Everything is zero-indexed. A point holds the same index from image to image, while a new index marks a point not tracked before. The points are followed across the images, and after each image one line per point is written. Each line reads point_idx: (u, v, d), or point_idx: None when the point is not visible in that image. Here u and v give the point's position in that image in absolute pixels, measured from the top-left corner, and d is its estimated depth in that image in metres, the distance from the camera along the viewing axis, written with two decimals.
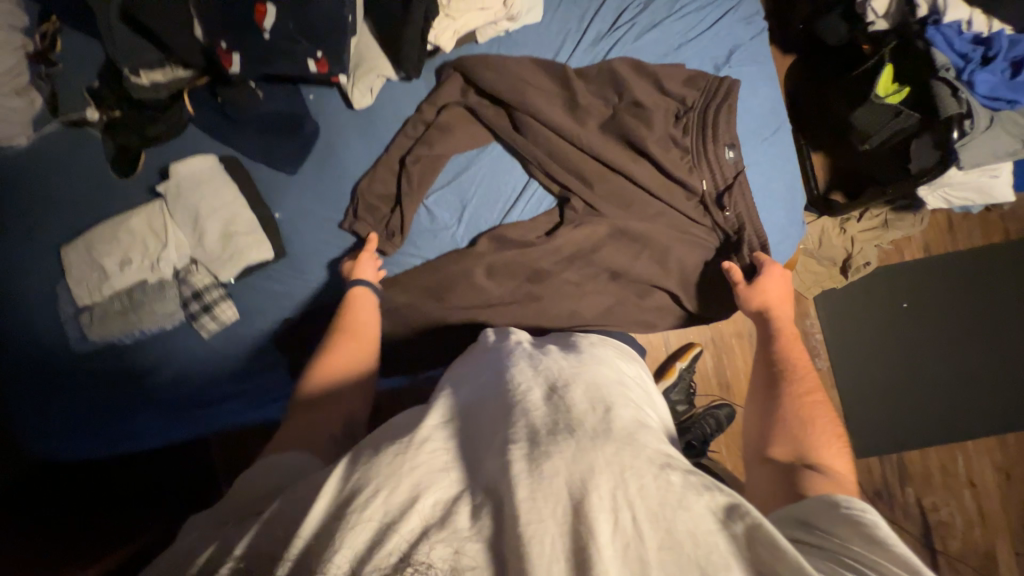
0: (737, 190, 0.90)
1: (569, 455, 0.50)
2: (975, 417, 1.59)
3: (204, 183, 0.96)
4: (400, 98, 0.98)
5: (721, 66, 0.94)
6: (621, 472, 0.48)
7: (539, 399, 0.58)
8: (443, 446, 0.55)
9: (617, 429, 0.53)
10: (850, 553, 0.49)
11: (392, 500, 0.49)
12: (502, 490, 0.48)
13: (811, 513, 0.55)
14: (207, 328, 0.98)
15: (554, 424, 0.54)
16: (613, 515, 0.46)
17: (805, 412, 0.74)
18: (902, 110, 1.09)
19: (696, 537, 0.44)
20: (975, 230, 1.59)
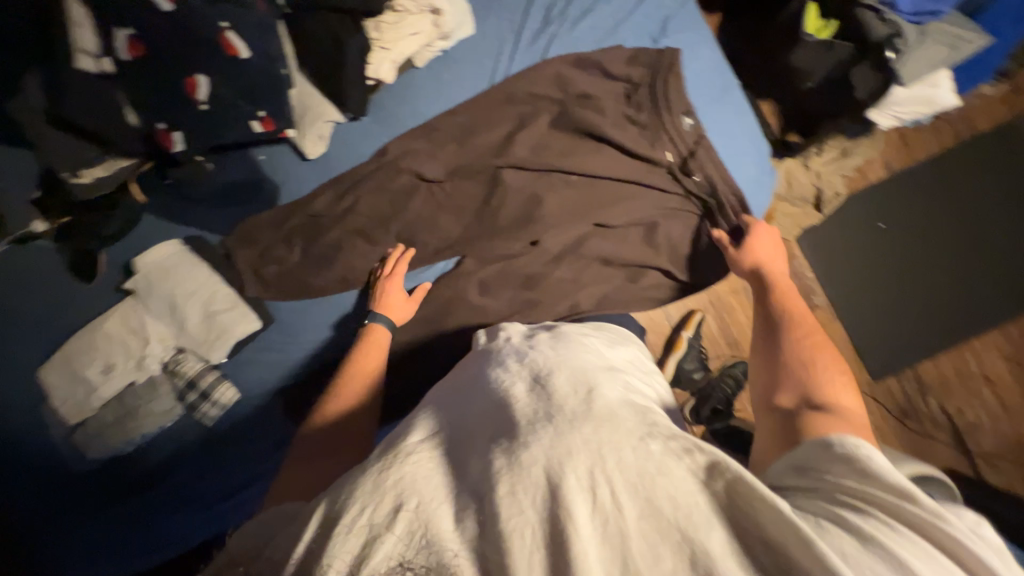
0: (703, 153, 0.91)
1: (547, 443, 0.50)
2: (975, 315, 1.62)
3: (173, 268, 0.93)
4: (353, 138, 0.96)
5: (658, 38, 0.95)
6: (599, 449, 0.49)
7: (521, 394, 0.58)
8: (430, 452, 0.55)
9: (596, 409, 0.54)
10: (845, 490, 0.49)
11: (378, 514, 0.49)
12: (485, 487, 0.49)
13: (806, 458, 0.56)
14: (209, 415, 0.95)
15: (534, 413, 0.54)
16: (591, 492, 0.47)
17: (808, 356, 0.74)
18: (835, 43, 1.12)
19: (675, 502, 0.45)
20: (928, 139, 1.64)
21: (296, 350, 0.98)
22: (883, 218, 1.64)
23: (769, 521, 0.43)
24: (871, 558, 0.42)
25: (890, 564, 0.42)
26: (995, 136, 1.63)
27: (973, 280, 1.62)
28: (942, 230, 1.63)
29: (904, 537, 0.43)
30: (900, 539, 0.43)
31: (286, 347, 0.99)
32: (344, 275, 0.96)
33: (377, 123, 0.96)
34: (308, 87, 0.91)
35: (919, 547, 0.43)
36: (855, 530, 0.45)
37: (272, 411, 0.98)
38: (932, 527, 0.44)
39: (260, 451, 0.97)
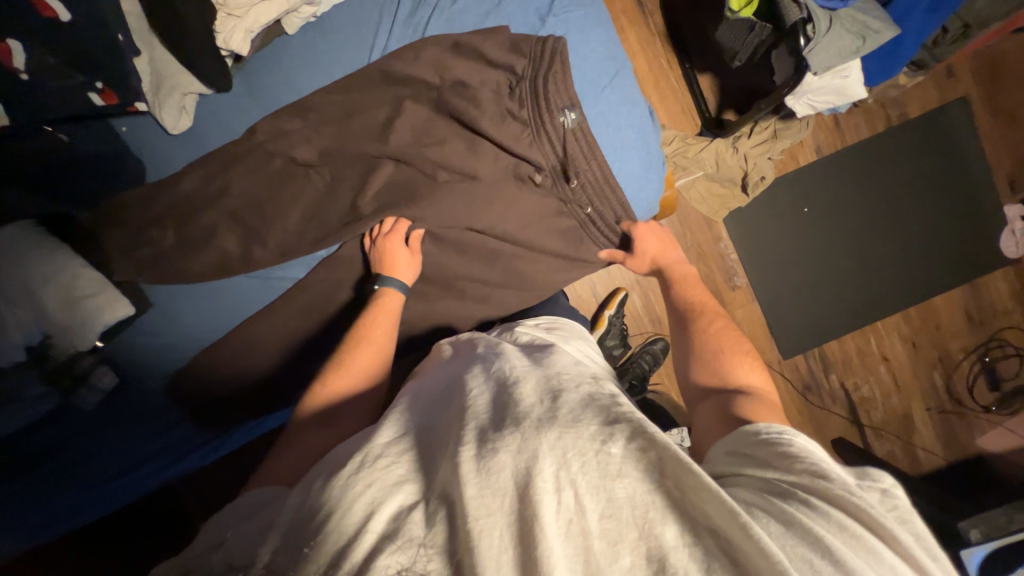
0: (579, 154, 0.87)
1: (516, 447, 0.48)
2: (881, 298, 1.70)
3: (23, 250, 0.85)
4: (221, 113, 0.89)
5: (546, 16, 0.87)
6: (565, 453, 0.47)
7: (489, 398, 0.57)
8: (398, 460, 0.53)
9: (563, 412, 0.53)
10: (772, 476, 0.50)
11: (344, 520, 0.47)
12: (451, 491, 0.47)
13: (738, 442, 0.57)
14: (86, 401, 0.94)
15: (505, 418, 0.53)
16: (557, 496, 0.45)
17: (718, 340, 0.80)
18: (755, 24, 1.08)
19: (636, 501, 0.44)
20: (860, 123, 1.63)
21: (180, 334, 0.98)
22: (808, 202, 1.66)
23: (711, 505, 0.42)
24: (795, 540, 0.41)
25: (809, 541, 0.41)
26: (920, 122, 1.64)
27: (884, 264, 1.70)
28: (859, 217, 1.68)
29: (827, 519, 0.43)
30: (816, 516, 0.43)
31: (169, 331, 0.98)
32: (221, 261, 0.93)
33: (247, 97, 0.89)
34: (162, 52, 0.83)
35: (837, 526, 0.42)
36: (774, 511, 0.44)
37: (159, 391, 0.99)
38: (844, 503, 0.44)
39: (152, 432, 1.00)
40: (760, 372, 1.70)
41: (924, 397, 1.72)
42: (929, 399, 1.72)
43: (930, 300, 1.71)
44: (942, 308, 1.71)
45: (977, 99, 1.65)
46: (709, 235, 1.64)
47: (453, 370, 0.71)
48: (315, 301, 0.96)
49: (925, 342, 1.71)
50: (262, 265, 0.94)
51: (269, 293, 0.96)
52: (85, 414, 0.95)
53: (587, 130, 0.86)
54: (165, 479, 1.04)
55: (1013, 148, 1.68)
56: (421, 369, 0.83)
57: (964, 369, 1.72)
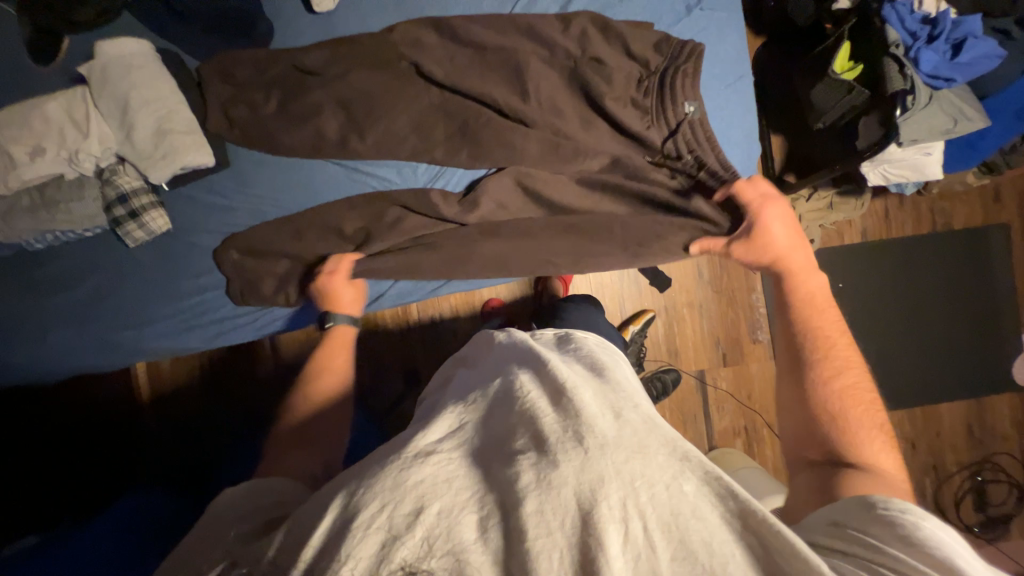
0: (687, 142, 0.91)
1: (578, 464, 0.41)
2: (890, 391, 1.73)
3: (132, 69, 0.85)
4: (366, 8, 0.92)
5: (691, 8, 0.92)
6: (634, 480, 0.40)
7: (549, 400, 0.48)
8: (449, 453, 0.46)
9: (632, 429, 0.44)
10: (901, 564, 0.42)
11: (398, 511, 0.41)
12: (512, 501, 0.41)
13: (844, 512, 0.49)
14: (133, 237, 0.91)
15: (563, 427, 0.44)
16: (624, 526, 0.38)
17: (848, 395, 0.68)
18: (855, 85, 1.14)
19: (710, 546, 0.38)
20: (907, 221, 1.72)
21: (245, 202, 0.95)
22: (844, 280, 1.72)
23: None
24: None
25: None
26: (961, 236, 1.73)
27: (899, 359, 1.74)
28: (886, 307, 1.73)
29: None
30: None
31: (236, 197, 0.95)
32: (313, 141, 0.92)
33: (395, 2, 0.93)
34: None
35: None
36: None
37: (203, 255, 0.95)
38: None
39: (176, 292, 0.96)
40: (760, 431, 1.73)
41: None
42: (915, 504, 1.71)
43: (935, 406, 1.74)
44: (945, 418, 1.74)
45: (1015, 231, 1.75)
46: (744, 284, 1.75)
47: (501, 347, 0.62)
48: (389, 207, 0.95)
49: (923, 446, 1.73)
50: (351, 159, 0.93)
51: (353, 187, 0.96)
52: (127, 249, 0.93)
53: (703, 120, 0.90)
54: (162, 347, 0.97)
55: None
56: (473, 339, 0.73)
57: (955, 483, 1.72)
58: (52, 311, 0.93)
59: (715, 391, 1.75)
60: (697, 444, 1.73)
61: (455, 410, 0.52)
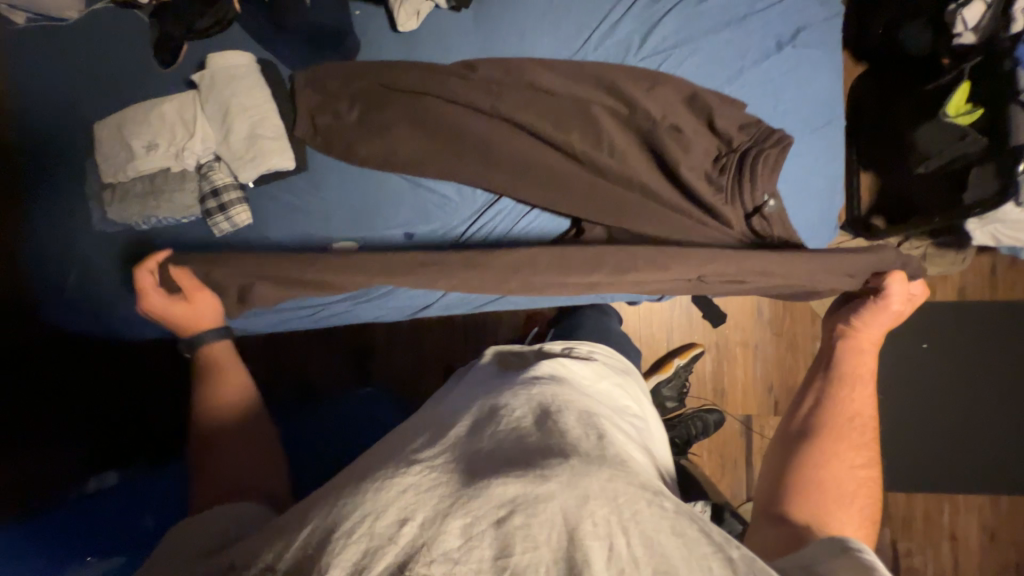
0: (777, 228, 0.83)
1: (566, 479, 0.47)
2: (972, 470, 1.53)
3: (235, 78, 0.94)
4: (446, 28, 0.95)
5: (784, 44, 0.84)
6: (616, 499, 0.46)
7: (532, 424, 0.55)
8: (436, 464, 0.50)
9: (610, 456, 0.52)
10: None
11: (386, 521, 0.44)
12: (497, 512, 0.44)
13: (826, 549, 0.55)
14: (219, 228, 1.00)
15: (549, 447, 0.51)
16: (608, 542, 0.43)
17: (862, 477, 0.72)
18: (970, 133, 1.04)
19: (685, 563, 0.43)
20: (1018, 282, 1.51)
21: (316, 205, 1.01)
22: (929, 339, 1.54)
23: None
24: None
25: None
26: None
27: (986, 436, 1.53)
28: (978, 375, 1.53)
29: None
30: None
31: (309, 199, 1.02)
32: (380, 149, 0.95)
33: (474, 24, 0.94)
34: None
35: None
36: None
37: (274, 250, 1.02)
38: None
39: None
40: None
41: None
42: None
43: None
44: None
45: None
46: (808, 329, 1.62)
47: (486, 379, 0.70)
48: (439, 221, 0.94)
49: (1006, 539, 1.51)
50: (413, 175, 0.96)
51: (412, 200, 0.99)
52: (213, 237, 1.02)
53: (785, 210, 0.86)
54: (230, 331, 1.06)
55: None
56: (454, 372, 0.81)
57: None
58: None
59: (761, 438, 1.64)
60: (734, 492, 1.62)
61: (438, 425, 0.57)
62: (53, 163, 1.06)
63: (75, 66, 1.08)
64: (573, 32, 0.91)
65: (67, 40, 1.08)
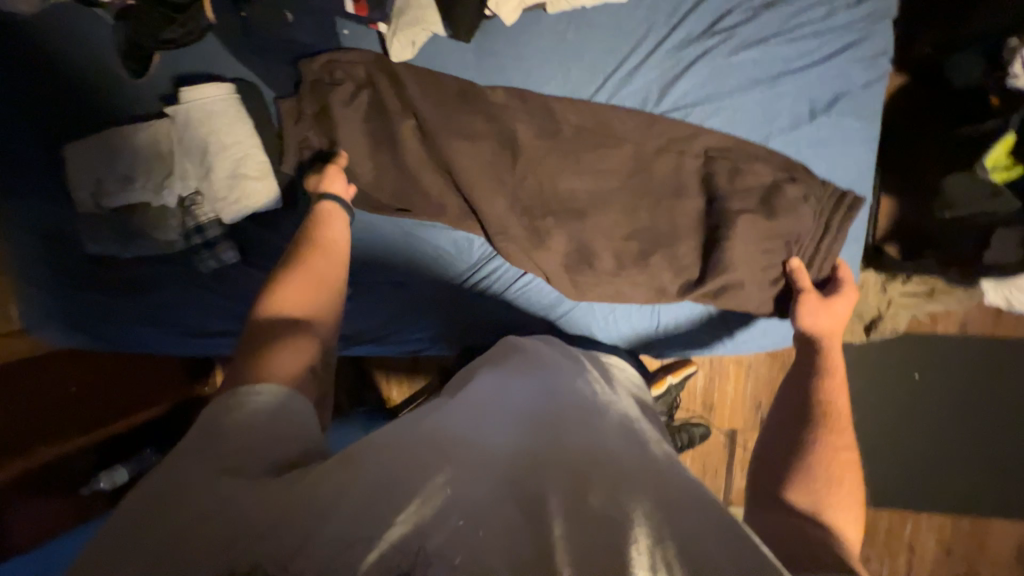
0: (775, 308, 0.82)
1: (609, 500, 0.46)
2: (942, 492, 1.60)
3: (213, 113, 0.87)
4: (444, 60, 0.85)
5: (817, 112, 0.76)
6: (661, 527, 0.44)
7: (579, 440, 0.55)
8: (480, 463, 0.50)
9: (656, 481, 0.50)
10: None
11: (423, 511, 0.43)
12: (542, 518, 0.44)
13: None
14: (206, 264, 0.98)
15: (594, 466, 0.51)
16: (653, 571, 0.40)
17: (836, 467, 0.63)
18: (1002, 191, 0.97)
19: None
20: (1022, 321, 1.49)
21: None
22: (921, 370, 1.55)
23: None
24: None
25: None
26: None
27: (962, 463, 1.58)
28: (965, 407, 1.56)
29: None
30: None
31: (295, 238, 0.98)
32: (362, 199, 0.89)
33: (476, 58, 0.84)
34: None
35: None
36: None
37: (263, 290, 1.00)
38: None
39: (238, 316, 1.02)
40: None
41: None
42: None
43: (989, 518, 1.60)
44: (995, 532, 1.61)
45: None
46: None
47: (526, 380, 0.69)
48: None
49: (960, 554, 1.62)
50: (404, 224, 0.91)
51: (406, 248, 0.94)
52: (201, 271, 1.00)
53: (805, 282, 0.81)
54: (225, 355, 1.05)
55: None
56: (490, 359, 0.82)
57: None
58: (126, 310, 1.01)
59: (744, 450, 1.68)
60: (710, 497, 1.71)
61: (482, 425, 0.57)
62: (24, 182, 0.99)
63: (36, 71, 0.97)
64: (585, 77, 0.81)
65: (21, 38, 0.96)
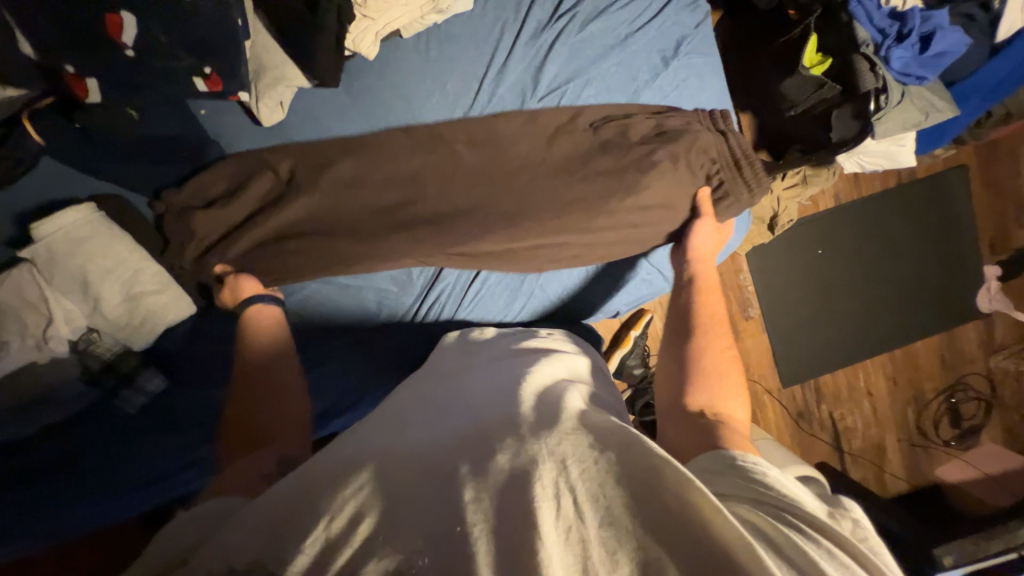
0: (702, 234, 0.92)
1: (513, 451, 0.54)
2: (873, 337, 1.86)
3: (81, 238, 0.77)
4: (320, 111, 0.83)
5: (669, 59, 0.86)
6: (562, 460, 0.52)
7: (489, 415, 0.62)
8: (394, 465, 0.55)
9: (560, 426, 0.58)
10: (786, 509, 0.49)
11: (350, 515, 0.47)
12: (459, 490, 0.50)
13: (714, 461, 0.60)
14: (132, 403, 0.87)
15: (501, 432, 0.57)
16: (555, 501, 0.48)
17: (719, 358, 0.77)
18: (825, 81, 1.13)
19: (627, 508, 0.49)
20: (874, 179, 1.79)
21: (238, 343, 0.90)
22: (822, 244, 1.79)
23: (708, 511, 0.47)
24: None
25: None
26: (921, 184, 1.82)
27: (877, 307, 1.86)
28: (863, 262, 1.82)
29: (824, 548, 0.45)
30: (813, 542, 0.46)
31: (224, 336, 0.90)
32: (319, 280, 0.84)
33: (351, 100, 0.83)
34: (267, 39, 0.75)
35: (834, 559, 0.44)
36: (779, 549, 0.45)
37: (207, 404, 0.90)
38: (839, 539, 0.46)
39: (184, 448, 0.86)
40: (761, 398, 1.84)
41: (896, 430, 1.90)
42: (900, 431, 1.90)
43: (912, 343, 1.89)
44: (921, 351, 1.90)
45: (972, 171, 1.85)
46: (731, 266, 1.77)
47: (441, 382, 0.76)
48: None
49: (904, 382, 1.90)
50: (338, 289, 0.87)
51: (348, 300, 0.91)
52: (125, 414, 0.87)
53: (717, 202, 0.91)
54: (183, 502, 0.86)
55: (996, 214, 1.88)
56: (417, 370, 0.86)
57: (932, 407, 1.92)
58: (56, 491, 0.78)
59: None
60: None
61: (394, 435, 0.62)
62: None
63: None
64: (461, 86, 0.84)
65: None
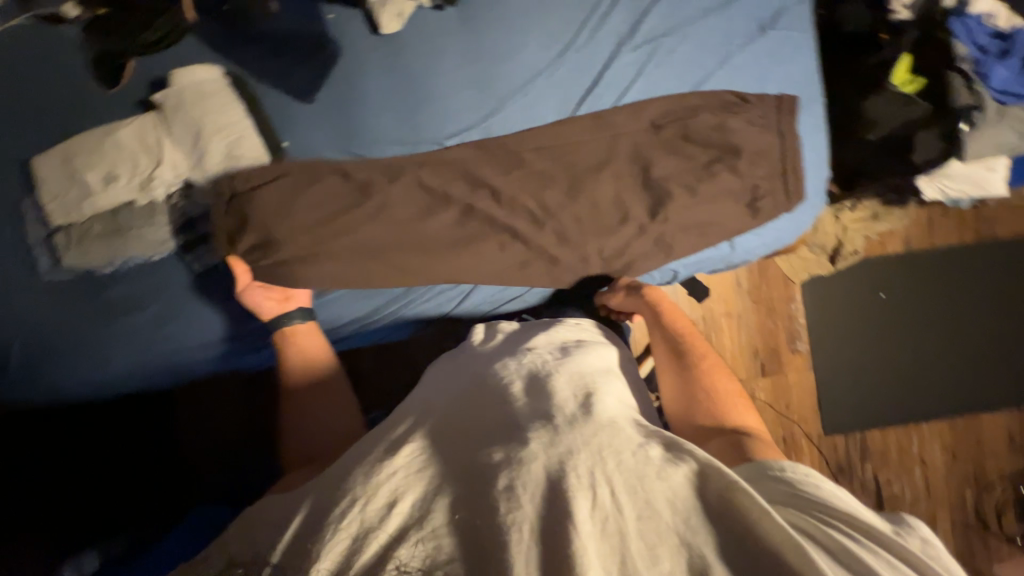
0: (775, 196, 0.93)
1: (548, 439, 0.55)
2: (932, 399, 1.72)
3: (205, 96, 0.87)
4: (433, 27, 0.91)
5: (765, 28, 0.92)
6: (600, 452, 0.54)
7: (521, 394, 0.64)
8: (425, 449, 0.58)
9: (600, 420, 0.59)
10: (833, 514, 0.51)
11: (385, 495, 0.52)
12: (488, 477, 0.52)
13: (759, 471, 0.60)
14: (200, 262, 0.91)
15: (535, 418, 0.58)
16: (591, 494, 0.50)
17: (713, 378, 0.81)
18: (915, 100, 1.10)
19: (671, 507, 0.50)
20: (951, 228, 1.71)
21: None
22: (885, 288, 1.71)
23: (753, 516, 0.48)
24: None
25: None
26: (1001, 244, 1.73)
27: (938, 369, 1.72)
28: (926, 318, 1.72)
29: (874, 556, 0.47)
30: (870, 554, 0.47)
31: None
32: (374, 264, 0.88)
33: (463, 24, 0.91)
34: None
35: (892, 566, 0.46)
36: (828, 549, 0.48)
37: None
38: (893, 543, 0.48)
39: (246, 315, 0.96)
40: (799, 442, 1.70)
41: (951, 510, 1.70)
42: (956, 513, 1.70)
43: (977, 415, 1.73)
44: (986, 426, 1.73)
45: None
46: (784, 293, 1.70)
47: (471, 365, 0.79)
48: (446, 221, 0.91)
49: (964, 457, 1.72)
50: (408, 194, 0.91)
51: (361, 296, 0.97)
52: (194, 271, 0.93)
53: (791, 169, 0.93)
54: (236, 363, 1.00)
55: None
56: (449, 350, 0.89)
57: (997, 493, 1.71)
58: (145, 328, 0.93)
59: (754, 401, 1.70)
60: None
61: (418, 418, 0.64)
62: None
63: None
64: (566, 24, 0.91)
65: None
